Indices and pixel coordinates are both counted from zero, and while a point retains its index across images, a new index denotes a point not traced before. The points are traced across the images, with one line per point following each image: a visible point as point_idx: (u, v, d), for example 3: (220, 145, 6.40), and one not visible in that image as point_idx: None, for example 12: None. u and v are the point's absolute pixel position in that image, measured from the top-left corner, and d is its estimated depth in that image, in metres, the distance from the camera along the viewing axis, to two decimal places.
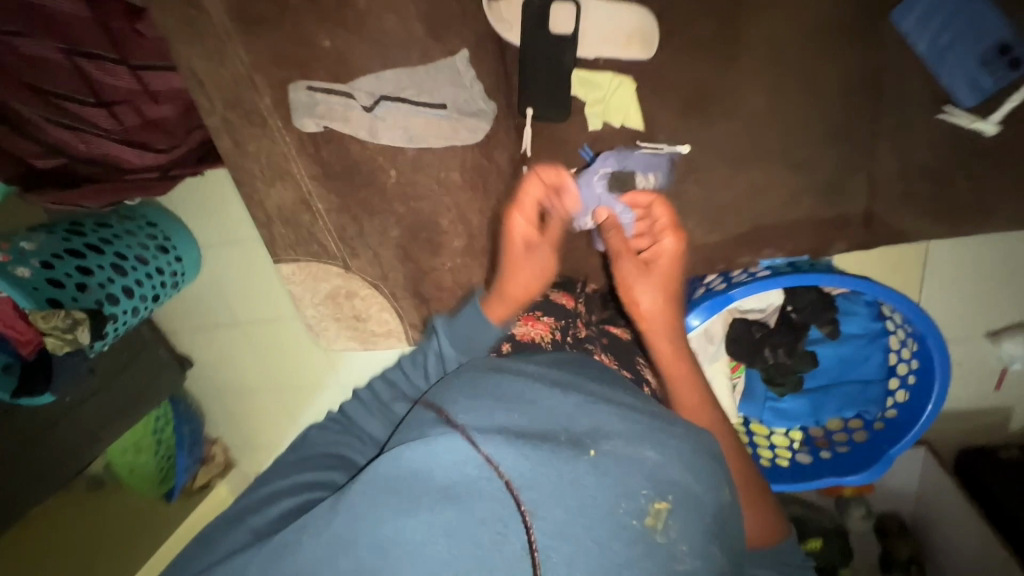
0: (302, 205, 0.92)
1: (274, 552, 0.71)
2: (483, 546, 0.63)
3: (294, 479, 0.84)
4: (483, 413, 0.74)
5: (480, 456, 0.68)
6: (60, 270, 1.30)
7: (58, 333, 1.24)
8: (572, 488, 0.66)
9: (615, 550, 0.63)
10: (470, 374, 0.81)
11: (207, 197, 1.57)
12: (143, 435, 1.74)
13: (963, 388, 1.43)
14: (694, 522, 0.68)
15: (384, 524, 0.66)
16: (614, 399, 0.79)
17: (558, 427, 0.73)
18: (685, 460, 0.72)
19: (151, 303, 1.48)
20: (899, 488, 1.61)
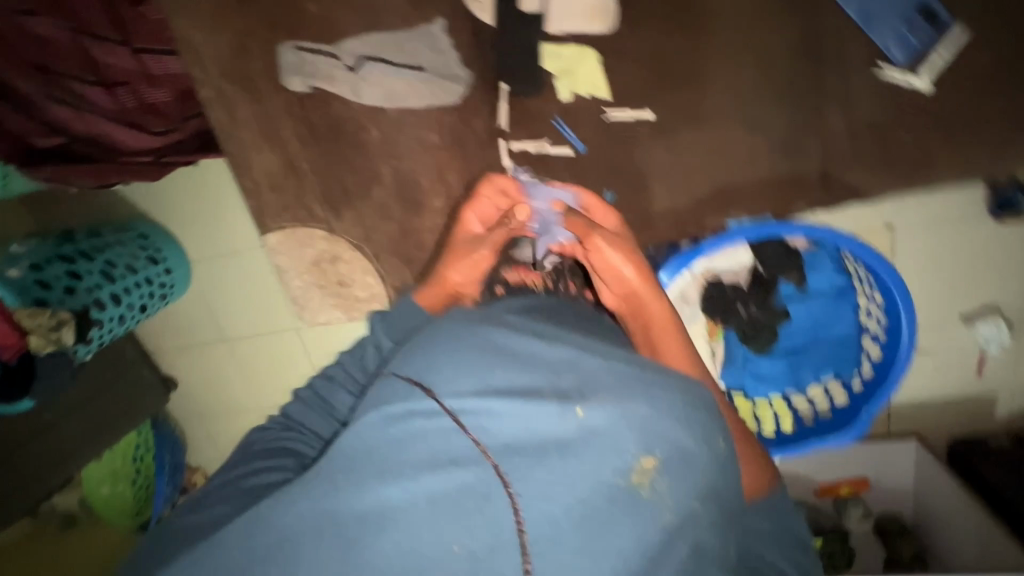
0: (288, 168, 1.03)
1: (240, 527, 0.63)
2: (468, 516, 0.58)
3: (255, 465, 0.79)
4: (463, 372, 0.65)
5: (455, 419, 0.62)
6: (50, 273, 1.33)
7: (42, 331, 1.24)
8: (558, 450, 0.61)
9: (602, 510, 0.59)
10: (450, 325, 0.71)
11: (197, 206, 1.57)
12: (120, 462, 1.71)
13: (947, 375, 1.44)
14: (688, 478, 0.63)
15: (359, 490, 0.60)
16: (605, 349, 0.70)
17: (545, 381, 0.65)
18: (682, 415, 0.65)
19: (139, 313, 1.45)
20: (897, 486, 1.55)
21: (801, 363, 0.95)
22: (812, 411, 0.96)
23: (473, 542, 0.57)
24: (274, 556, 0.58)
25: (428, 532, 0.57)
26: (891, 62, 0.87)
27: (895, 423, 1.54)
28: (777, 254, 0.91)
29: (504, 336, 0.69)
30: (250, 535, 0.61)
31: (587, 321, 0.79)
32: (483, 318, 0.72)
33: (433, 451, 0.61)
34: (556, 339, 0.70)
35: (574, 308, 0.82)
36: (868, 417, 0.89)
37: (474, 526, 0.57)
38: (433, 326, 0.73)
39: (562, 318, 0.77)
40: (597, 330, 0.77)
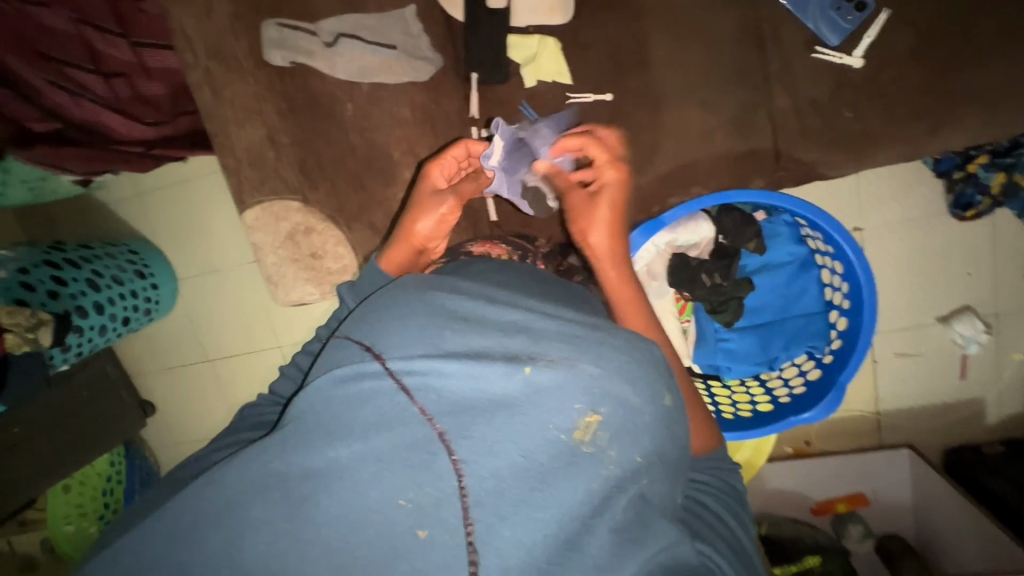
0: (267, 142, 0.85)
1: (186, 501, 0.47)
2: (406, 473, 0.43)
3: (230, 437, 0.68)
4: (408, 332, 0.48)
5: (393, 382, 0.45)
6: (34, 275, 1.28)
7: (20, 330, 1.19)
8: (499, 409, 0.45)
9: (546, 472, 0.44)
10: (398, 291, 0.53)
11: (186, 219, 1.61)
12: (89, 498, 1.51)
13: (929, 379, 1.40)
14: (639, 437, 0.48)
15: (300, 451, 0.45)
16: (556, 310, 0.53)
17: (494, 340, 0.48)
18: (628, 370, 0.48)
19: (120, 325, 1.45)
20: (895, 502, 1.44)
21: (771, 336, 0.97)
22: (787, 391, 0.96)
23: (420, 494, 0.43)
24: (224, 525, 0.45)
25: (365, 491, 0.43)
26: (828, 45, 0.87)
27: (885, 433, 1.45)
28: (736, 223, 0.94)
29: (454, 297, 0.51)
30: (189, 518, 0.46)
31: (553, 293, 0.64)
32: (432, 283, 0.54)
33: (379, 413, 0.45)
34: (509, 302, 0.53)
35: (535, 275, 0.68)
36: (844, 384, 0.88)
37: (416, 479, 0.43)
38: (369, 298, 0.55)
39: (509, 283, 0.62)
40: (557, 297, 0.63)
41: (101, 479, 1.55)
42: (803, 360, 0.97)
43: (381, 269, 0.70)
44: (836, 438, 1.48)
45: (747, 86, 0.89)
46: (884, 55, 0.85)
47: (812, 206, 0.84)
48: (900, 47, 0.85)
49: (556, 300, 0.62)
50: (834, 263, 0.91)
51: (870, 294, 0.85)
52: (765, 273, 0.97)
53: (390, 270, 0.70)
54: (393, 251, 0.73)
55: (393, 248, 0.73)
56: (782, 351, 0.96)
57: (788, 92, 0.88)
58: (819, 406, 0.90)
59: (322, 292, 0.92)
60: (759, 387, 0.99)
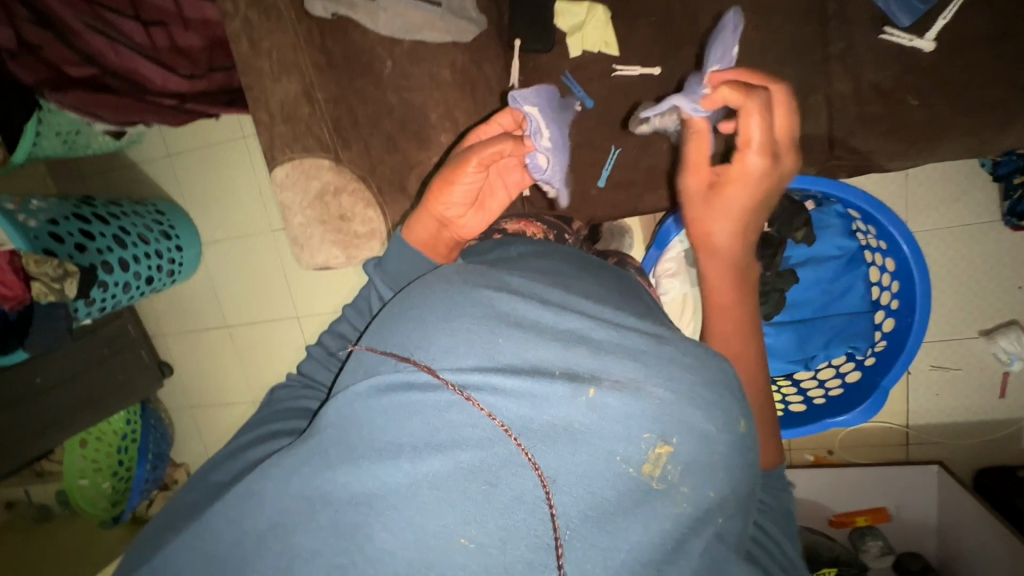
0: (302, 97, 0.82)
1: (222, 518, 0.45)
2: (470, 503, 0.38)
3: (262, 430, 0.58)
4: (461, 339, 0.43)
5: (457, 395, 0.41)
6: (63, 227, 1.28)
7: (46, 281, 1.19)
8: (565, 435, 0.39)
9: (617, 511, 0.39)
10: (441, 285, 0.47)
11: (212, 182, 1.61)
12: (104, 454, 1.52)
13: (960, 400, 1.26)
14: (713, 472, 0.42)
15: (343, 471, 0.41)
16: (614, 315, 0.46)
17: (555, 353, 0.42)
18: (699, 394, 0.42)
19: (143, 284, 1.45)
20: (921, 519, 1.30)
21: (810, 334, 0.92)
22: (823, 392, 0.93)
23: (485, 532, 0.38)
24: (269, 547, 0.42)
25: (417, 523, 0.39)
26: (898, 26, 0.80)
27: (914, 448, 1.31)
28: (785, 210, 0.89)
29: (504, 297, 0.46)
30: (231, 533, 0.44)
31: (606, 286, 0.54)
32: (476, 275, 0.48)
33: (428, 429, 0.40)
34: (564, 304, 0.46)
35: (579, 259, 0.59)
36: (887, 387, 0.84)
37: (479, 514, 0.38)
38: (408, 289, 0.50)
39: (548, 271, 0.53)
40: (601, 290, 0.51)
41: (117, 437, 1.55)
42: (841, 362, 0.93)
43: (407, 243, 0.63)
44: (864, 450, 1.35)
45: (806, 66, 0.84)
46: (957, 40, 0.79)
47: (866, 196, 0.80)
48: (979, 29, 0.78)
49: (615, 291, 0.53)
50: (885, 260, 0.87)
51: (923, 296, 0.80)
52: (809, 266, 0.93)
53: (418, 248, 0.62)
54: (417, 226, 0.64)
55: (415, 221, 0.64)
56: (821, 349, 0.92)
57: (849, 75, 0.83)
58: (857, 410, 0.86)
59: (348, 256, 0.89)
60: (793, 389, 0.95)
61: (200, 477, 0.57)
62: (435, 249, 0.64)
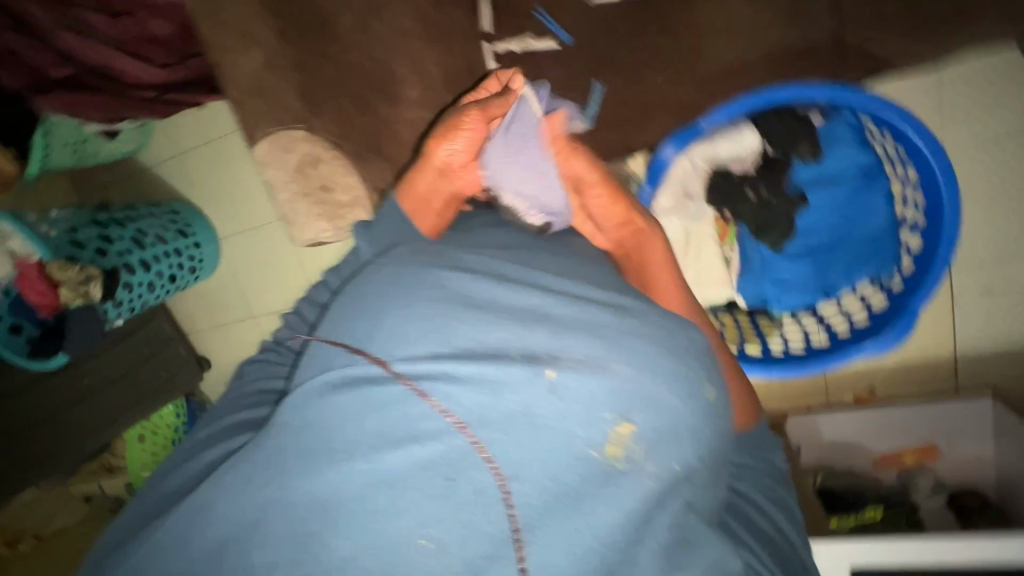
0: (266, 67, 0.79)
1: (179, 526, 0.43)
2: (432, 500, 0.38)
3: (222, 423, 0.56)
4: (417, 326, 0.43)
5: (411, 389, 0.41)
6: (83, 234, 1.36)
7: (71, 285, 1.28)
8: (526, 420, 0.41)
9: (580, 491, 0.40)
10: (397, 271, 0.48)
11: (217, 176, 1.63)
12: (162, 446, 1.62)
13: (1013, 323, 1.13)
14: (676, 443, 0.44)
15: (299, 477, 0.40)
16: (575, 289, 0.49)
17: (513, 334, 0.43)
18: (658, 365, 0.44)
19: (167, 282, 1.50)
20: (977, 452, 1.16)
21: (827, 262, 0.86)
22: (846, 322, 0.86)
23: (445, 531, 0.38)
24: (225, 563, 0.40)
25: (386, 518, 0.38)
26: None
27: (964, 380, 1.20)
28: (785, 127, 0.82)
29: (461, 278, 0.47)
30: (182, 542, 0.43)
31: (563, 258, 0.54)
32: (431, 257, 0.49)
33: (386, 425, 0.40)
34: (523, 283, 0.48)
35: (547, 232, 0.60)
36: (915, 309, 0.77)
37: (440, 511, 0.38)
38: (364, 274, 0.51)
39: (506, 243, 0.54)
40: (562, 265, 0.53)
41: (173, 429, 1.64)
42: (867, 290, 0.86)
43: (397, 203, 0.61)
44: (908, 385, 1.25)
45: None
46: None
47: (880, 101, 0.72)
48: None
49: (582, 266, 0.54)
50: (908, 171, 0.78)
51: (952, 204, 0.73)
52: (820, 187, 0.84)
53: (403, 203, 0.61)
54: (415, 178, 0.63)
55: (413, 171, 0.63)
56: (841, 278, 0.86)
57: None
58: (890, 336, 0.79)
59: (335, 229, 0.88)
60: (814, 321, 0.89)
61: (163, 474, 0.55)
62: (426, 206, 0.61)
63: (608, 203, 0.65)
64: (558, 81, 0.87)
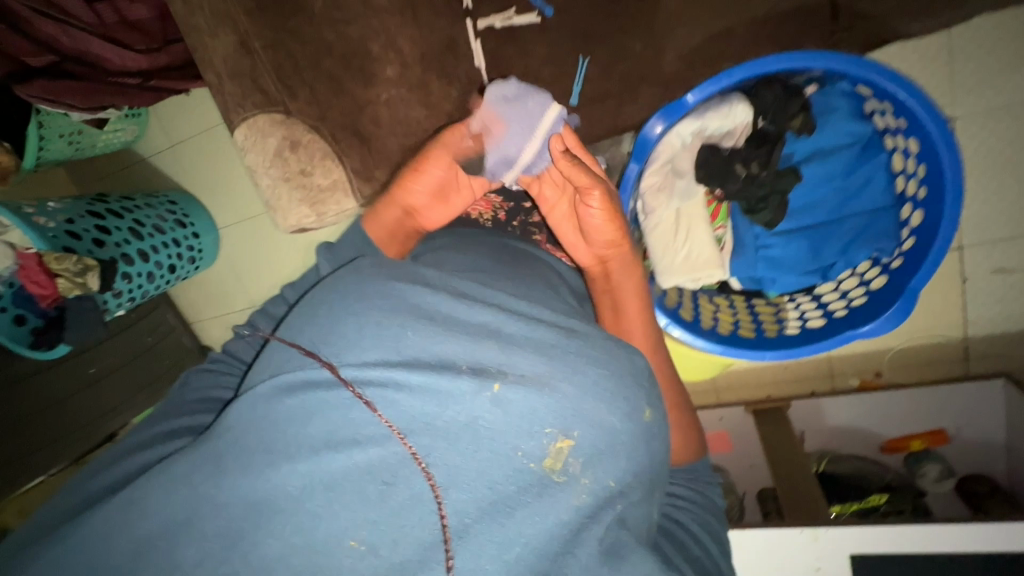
0: (241, 49, 0.78)
1: (98, 527, 0.41)
2: (366, 505, 0.38)
3: (160, 428, 0.54)
4: (368, 334, 0.42)
5: (354, 394, 0.39)
6: (79, 225, 1.35)
7: (69, 276, 1.28)
8: (467, 432, 0.40)
9: (514, 505, 0.39)
10: (350, 281, 0.46)
11: (215, 166, 1.63)
12: None
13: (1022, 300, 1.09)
14: (613, 457, 0.42)
15: (240, 475, 0.39)
16: (529, 310, 0.47)
17: (465, 347, 0.42)
18: (603, 387, 0.43)
19: (166, 271, 1.52)
20: (984, 436, 1.12)
21: (825, 239, 0.82)
22: (844, 303, 0.83)
23: (375, 533, 0.37)
24: (150, 559, 0.39)
25: (326, 518, 0.38)
26: None
27: (973, 362, 1.17)
28: (777, 99, 0.77)
29: (423, 292, 0.45)
30: (102, 549, 0.41)
31: (525, 282, 0.53)
32: (392, 269, 0.47)
33: (327, 430, 0.39)
34: (479, 300, 0.47)
35: (506, 253, 0.59)
36: (915, 290, 0.74)
37: (373, 515, 0.38)
38: (331, 277, 0.49)
39: (469, 266, 0.53)
40: (522, 285, 0.52)
41: None
42: (866, 268, 0.83)
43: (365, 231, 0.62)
44: (915, 369, 1.22)
45: None
46: None
47: (877, 67, 0.69)
48: None
49: (543, 292, 0.53)
50: (907, 143, 0.75)
51: (955, 178, 0.68)
52: (815, 161, 0.81)
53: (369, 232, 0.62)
54: (382, 212, 0.63)
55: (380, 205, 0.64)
56: (839, 256, 0.82)
57: None
58: (887, 313, 0.76)
59: (317, 214, 0.88)
60: (811, 302, 0.87)
61: (89, 476, 0.52)
62: (392, 239, 0.63)
63: (604, 223, 0.58)
64: (541, 56, 0.83)
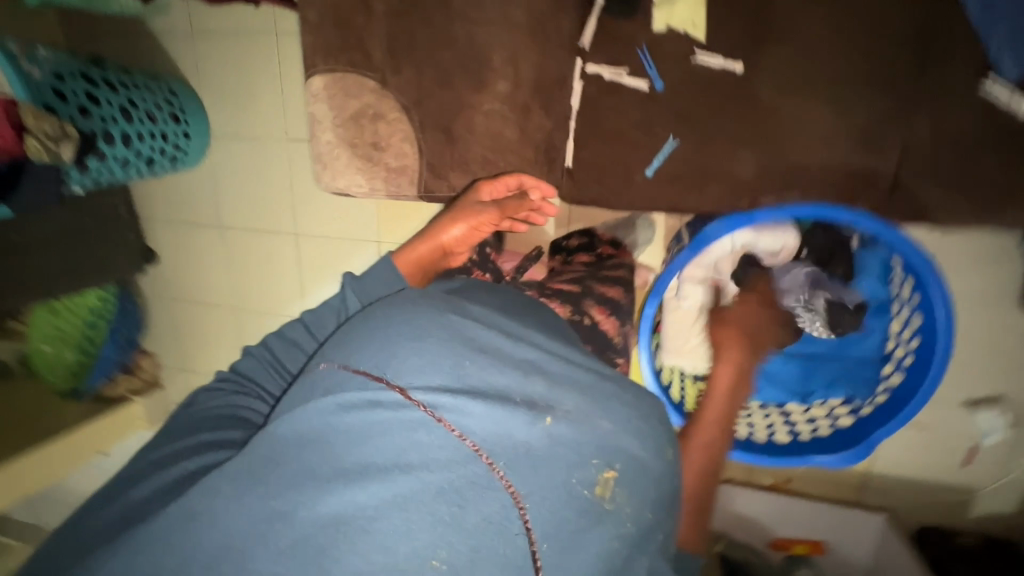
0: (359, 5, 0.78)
1: (178, 521, 0.51)
2: (439, 526, 0.48)
3: (189, 441, 0.66)
4: (430, 361, 0.57)
5: (430, 415, 0.53)
6: (68, 86, 1.22)
7: (42, 138, 1.15)
8: (525, 456, 0.54)
9: (573, 527, 0.52)
10: (412, 310, 0.63)
11: (227, 73, 1.48)
12: (70, 326, 1.56)
13: (927, 455, 1.23)
14: (643, 484, 0.58)
15: (327, 497, 0.49)
16: (561, 353, 0.65)
17: (517, 381, 0.58)
18: (636, 425, 0.61)
19: (143, 165, 1.36)
20: (853, 556, 1.28)
21: (815, 371, 0.95)
22: (810, 429, 0.94)
23: (455, 553, 0.48)
24: (221, 567, 0.48)
25: (408, 535, 0.48)
26: (1003, 80, 0.73)
27: (867, 493, 1.30)
28: (826, 243, 0.89)
29: (472, 327, 0.62)
30: (161, 555, 0.50)
31: (553, 334, 0.71)
32: (445, 304, 0.65)
33: (396, 448, 0.52)
34: (520, 339, 0.64)
35: (522, 304, 0.76)
36: (876, 441, 0.85)
37: (450, 535, 0.48)
38: (381, 306, 0.65)
39: (496, 308, 0.70)
40: (548, 331, 0.71)
41: (84, 313, 1.56)
42: (838, 405, 0.94)
43: (393, 264, 0.81)
44: (820, 482, 1.32)
45: (889, 100, 0.78)
46: None
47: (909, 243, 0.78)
48: None
49: (562, 340, 0.70)
50: (912, 315, 0.85)
51: (941, 354, 0.79)
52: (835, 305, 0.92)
53: (395, 265, 0.81)
54: (415, 249, 0.84)
55: (411, 245, 0.84)
56: (822, 387, 0.94)
57: (931, 117, 0.77)
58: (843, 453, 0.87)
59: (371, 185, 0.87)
60: (781, 420, 0.96)
61: (125, 486, 0.62)
62: (414, 273, 0.83)
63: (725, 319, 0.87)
64: (635, 123, 0.86)
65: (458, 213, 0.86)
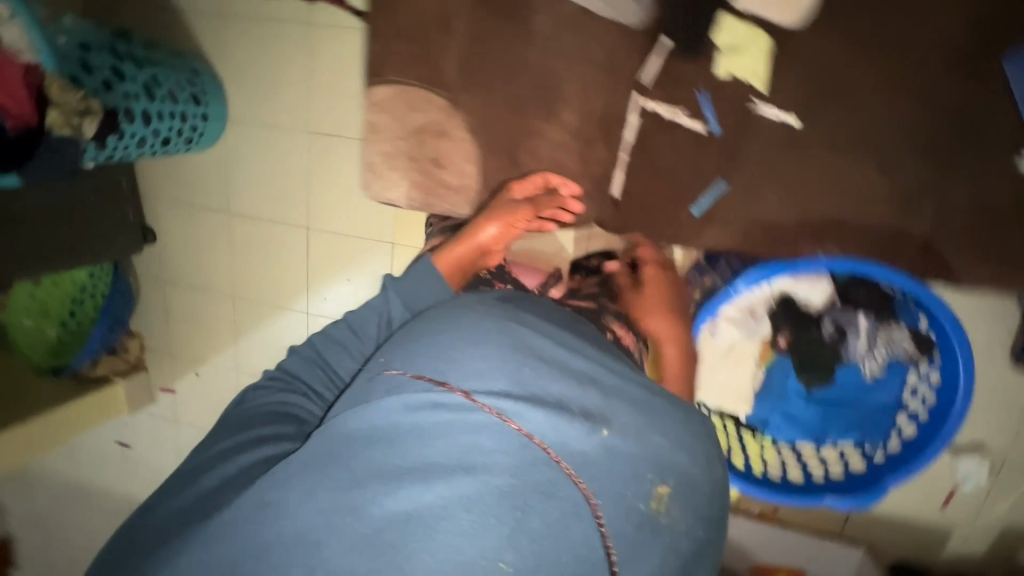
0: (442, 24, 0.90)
1: (247, 511, 0.52)
2: (502, 530, 0.48)
3: (246, 436, 0.68)
4: (492, 362, 0.58)
5: (496, 415, 0.54)
6: (95, 59, 1.18)
7: (65, 111, 1.08)
8: (585, 465, 0.53)
9: (632, 538, 0.53)
10: (472, 314, 0.63)
11: (249, 56, 1.43)
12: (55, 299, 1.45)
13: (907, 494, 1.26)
14: (694, 499, 0.59)
15: (395, 490, 0.50)
16: (614, 364, 0.64)
17: (574, 391, 0.58)
18: (686, 441, 0.61)
19: (159, 145, 1.30)
20: None
21: (836, 417, 0.98)
22: (823, 470, 0.98)
23: (519, 557, 0.48)
24: (297, 563, 0.48)
25: (476, 537, 0.48)
26: None
27: (850, 525, 1.32)
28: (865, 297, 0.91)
29: (532, 335, 0.62)
30: (228, 546, 0.51)
31: (605, 344, 0.71)
32: (502, 311, 0.65)
33: (462, 446, 0.52)
34: (573, 347, 0.63)
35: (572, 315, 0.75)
36: (887, 488, 0.91)
37: (514, 538, 0.48)
38: (442, 305, 0.67)
39: (551, 316, 0.69)
40: (601, 341, 0.70)
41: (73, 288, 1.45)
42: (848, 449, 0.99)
43: (435, 265, 0.81)
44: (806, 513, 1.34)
45: (932, 166, 0.81)
46: None
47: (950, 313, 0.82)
48: None
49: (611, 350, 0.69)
50: (932, 373, 0.91)
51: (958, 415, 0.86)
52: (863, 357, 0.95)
53: (438, 265, 0.81)
54: (453, 249, 0.84)
55: (450, 245, 0.84)
56: (837, 432, 0.98)
57: (967, 186, 0.81)
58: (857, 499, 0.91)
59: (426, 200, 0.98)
60: (794, 458, 1.00)
61: (192, 477, 0.66)
62: (455, 274, 0.83)
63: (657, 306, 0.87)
64: (686, 162, 0.89)
65: (490, 212, 0.89)
